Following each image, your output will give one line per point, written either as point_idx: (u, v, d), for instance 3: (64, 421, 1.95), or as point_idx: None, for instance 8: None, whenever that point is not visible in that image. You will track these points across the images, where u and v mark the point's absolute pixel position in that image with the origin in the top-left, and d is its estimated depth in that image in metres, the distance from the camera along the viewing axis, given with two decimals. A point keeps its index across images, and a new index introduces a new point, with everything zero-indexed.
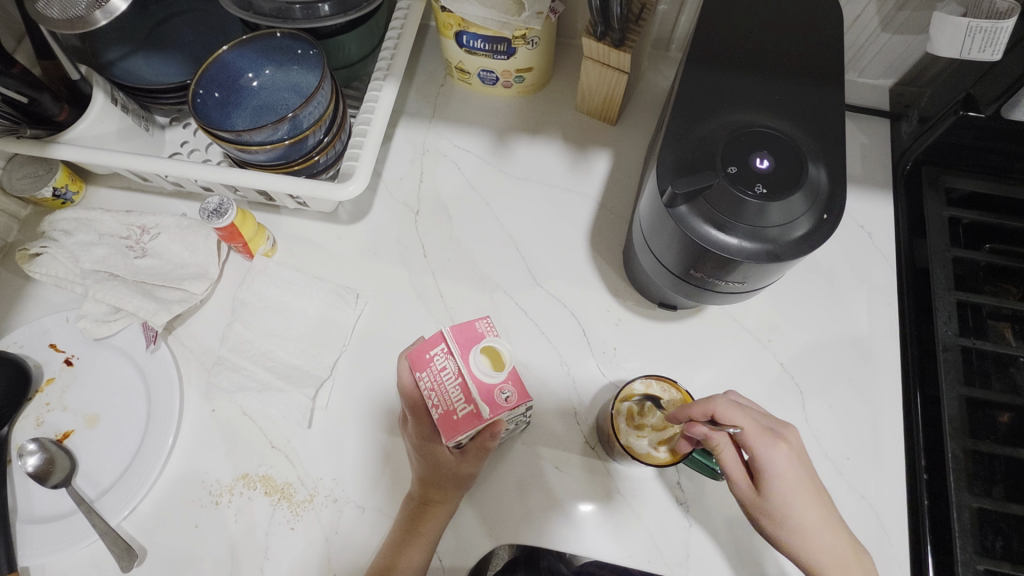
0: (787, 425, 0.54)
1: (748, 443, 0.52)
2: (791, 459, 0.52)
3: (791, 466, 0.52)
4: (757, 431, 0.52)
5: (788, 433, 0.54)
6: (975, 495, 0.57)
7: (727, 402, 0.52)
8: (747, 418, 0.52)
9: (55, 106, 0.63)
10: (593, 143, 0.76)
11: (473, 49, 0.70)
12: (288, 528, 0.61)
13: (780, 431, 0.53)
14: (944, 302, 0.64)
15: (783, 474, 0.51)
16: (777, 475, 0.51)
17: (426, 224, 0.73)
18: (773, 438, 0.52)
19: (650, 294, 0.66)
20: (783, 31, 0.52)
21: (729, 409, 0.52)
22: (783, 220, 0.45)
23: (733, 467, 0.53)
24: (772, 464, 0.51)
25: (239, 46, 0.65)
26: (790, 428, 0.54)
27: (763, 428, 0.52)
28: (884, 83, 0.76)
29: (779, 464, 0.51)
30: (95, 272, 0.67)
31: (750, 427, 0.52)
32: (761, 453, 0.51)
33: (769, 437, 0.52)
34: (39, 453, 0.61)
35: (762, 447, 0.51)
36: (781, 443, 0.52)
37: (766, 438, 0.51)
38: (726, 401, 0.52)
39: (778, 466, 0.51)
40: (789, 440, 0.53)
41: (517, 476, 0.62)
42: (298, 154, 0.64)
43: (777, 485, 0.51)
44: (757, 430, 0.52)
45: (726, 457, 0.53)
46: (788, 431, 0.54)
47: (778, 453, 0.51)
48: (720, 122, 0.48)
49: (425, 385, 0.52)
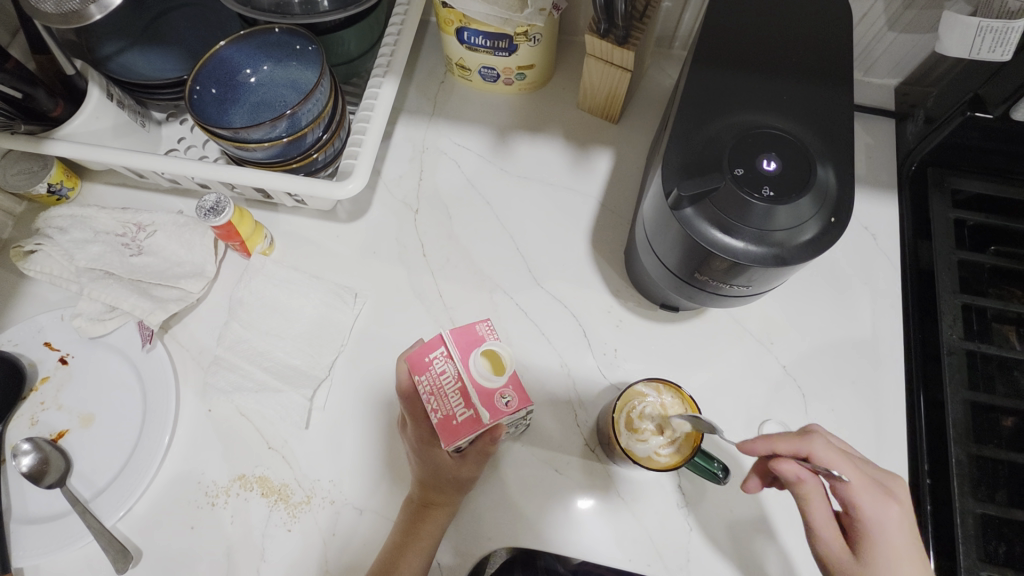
0: (896, 476, 0.50)
1: (849, 495, 0.47)
2: (900, 517, 0.47)
3: (897, 526, 0.46)
4: (863, 482, 0.47)
5: (896, 486, 0.49)
6: (978, 500, 0.56)
7: (828, 445, 0.48)
8: (851, 466, 0.48)
9: (49, 102, 0.62)
10: (595, 141, 0.75)
11: (474, 46, 0.69)
12: (285, 530, 0.60)
13: (888, 484, 0.49)
14: (950, 306, 0.63)
15: (890, 534, 0.46)
16: (881, 534, 0.46)
17: (426, 223, 0.72)
18: (881, 492, 0.47)
19: (652, 295, 0.66)
20: (790, 30, 0.51)
21: (830, 451, 0.48)
22: (790, 224, 0.44)
23: (821, 520, 0.47)
24: (878, 521, 0.46)
25: (236, 41, 0.64)
26: (898, 481, 0.50)
27: (871, 480, 0.48)
28: (889, 82, 0.75)
29: (887, 523, 0.46)
30: (90, 270, 0.66)
31: (856, 476, 0.47)
32: (863, 507, 0.47)
33: (878, 492, 0.47)
34: (34, 453, 0.60)
35: (867, 501, 0.47)
36: (889, 498, 0.47)
37: (871, 492, 0.47)
38: (824, 441, 0.48)
39: (886, 525, 0.46)
40: (898, 494, 0.48)
41: (517, 479, 0.61)
42: (296, 152, 0.63)
43: (880, 547, 0.46)
44: (865, 482, 0.47)
45: (815, 508, 0.47)
46: (897, 484, 0.49)
47: (885, 509, 0.47)
48: (726, 123, 0.47)
49: (424, 388, 0.51)
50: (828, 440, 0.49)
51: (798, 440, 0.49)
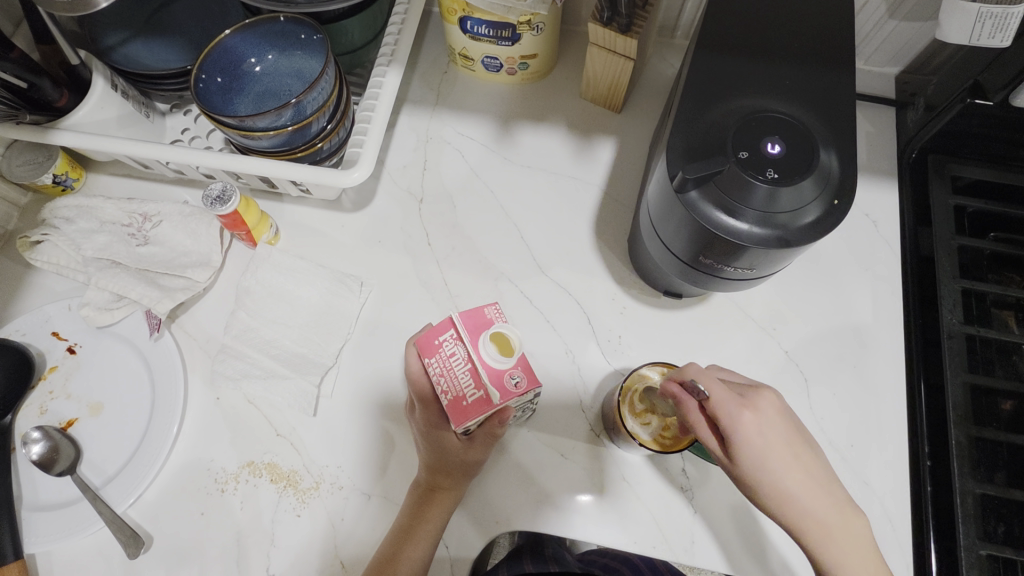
0: (761, 389, 0.50)
1: (711, 410, 0.48)
2: (761, 424, 0.47)
3: (762, 431, 0.47)
4: (724, 396, 0.48)
5: (759, 397, 0.49)
6: (978, 481, 0.57)
7: (698, 368, 0.51)
8: (714, 382, 0.49)
9: (54, 92, 0.62)
10: (598, 130, 0.75)
11: (477, 35, 0.69)
12: (294, 515, 0.61)
13: (752, 397, 0.49)
14: (950, 291, 0.64)
15: (752, 440, 0.47)
16: (746, 442, 0.47)
17: (430, 212, 0.73)
18: (738, 401, 0.48)
19: (655, 282, 0.66)
20: (794, 16, 0.51)
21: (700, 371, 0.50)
22: (793, 206, 0.45)
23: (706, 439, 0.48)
24: (736, 431, 0.47)
25: (241, 30, 0.64)
26: (766, 391, 0.50)
27: (727, 392, 0.48)
28: (890, 71, 0.75)
29: (745, 431, 0.47)
30: (97, 260, 0.67)
31: (716, 390, 0.48)
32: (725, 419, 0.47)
33: (734, 402, 0.47)
34: (44, 441, 0.61)
35: (725, 412, 0.47)
36: (744, 406, 0.48)
37: (732, 403, 0.47)
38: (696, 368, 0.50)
39: (744, 433, 0.46)
40: (760, 404, 0.49)
41: (523, 463, 0.62)
42: (302, 141, 0.63)
43: (746, 454, 0.47)
44: (726, 396, 0.48)
45: (701, 428, 0.48)
46: (761, 395, 0.49)
47: (740, 418, 0.47)
48: (731, 108, 0.48)
49: (434, 370, 0.52)
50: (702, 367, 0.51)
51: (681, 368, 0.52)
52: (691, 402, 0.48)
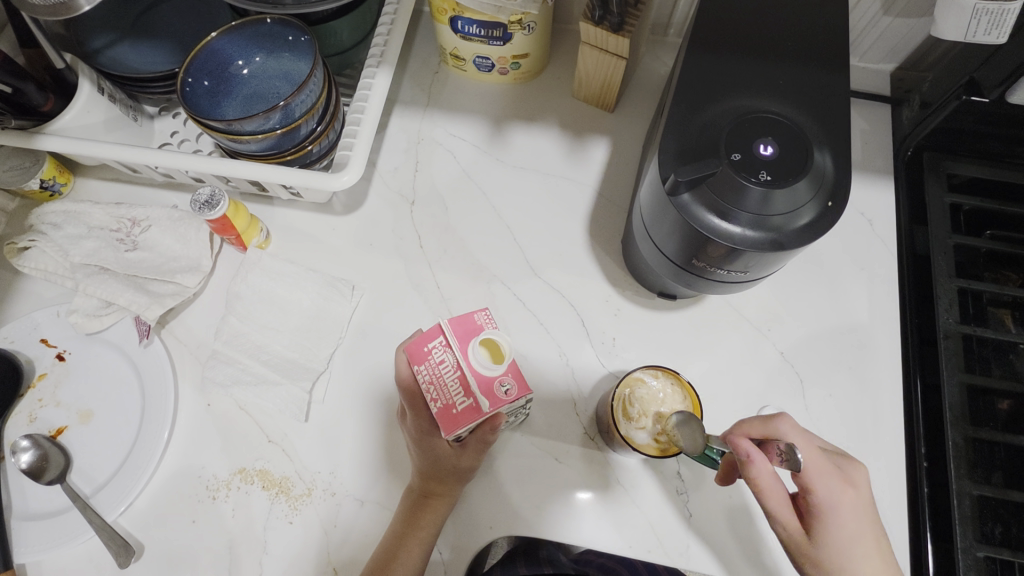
0: (854, 463, 0.53)
1: (806, 479, 0.50)
2: (853, 501, 0.50)
3: (855, 510, 0.50)
4: (822, 468, 0.50)
5: (853, 470, 0.52)
6: (976, 482, 0.57)
7: (790, 424, 0.52)
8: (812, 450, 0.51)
9: (40, 96, 0.62)
10: (591, 130, 0.74)
11: (468, 35, 0.69)
12: (287, 522, 0.60)
13: (848, 472, 0.52)
14: (946, 290, 0.63)
15: (844, 516, 0.49)
16: (835, 516, 0.49)
17: (422, 214, 0.72)
18: (837, 474, 0.51)
19: (649, 284, 0.66)
20: (786, 14, 0.51)
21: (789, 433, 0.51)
22: (787, 208, 0.44)
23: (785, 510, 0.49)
24: (832, 504, 0.49)
25: (228, 32, 0.63)
26: (859, 466, 0.53)
27: (827, 464, 0.51)
28: (885, 67, 0.74)
29: (840, 506, 0.49)
30: (86, 266, 0.66)
31: (812, 458, 0.50)
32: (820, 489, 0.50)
33: (834, 474, 0.50)
34: (33, 449, 0.60)
35: (821, 484, 0.50)
36: (844, 481, 0.51)
37: (833, 479, 0.50)
38: (788, 422, 0.52)
39: (837, 505, 0.49)
40: (857, 479, 0.52)
41: (518, 469, 0.61)
42: (290, 144, 0.62)
43: (831, 528, 0.49)
44: (823, 469, 0.50)
45: (769, 492, 0.48)
46: (855, 469, 0.53)
47: (836, 492, 0.50)
48: (723, 108, 0.47)
49: (423, 378, 0.51)
50: (792, 422, 0.52)
51: (766, 423, 0.53)
52: (760, 459, 0.48)
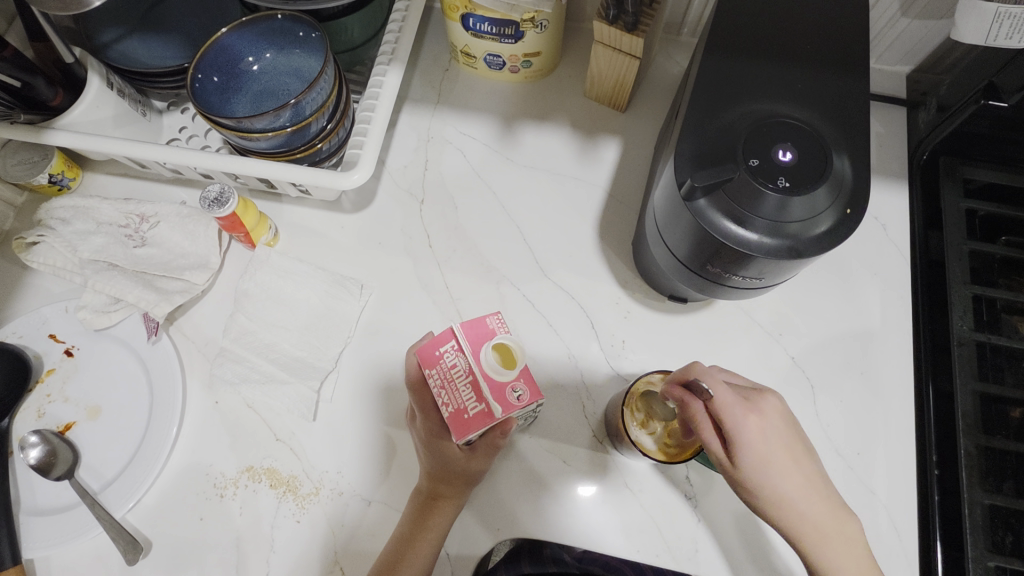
0: (765, 393, 0.52)
1: (718, 414, 0.49)
2: (760, 427, 0.49)
3: (766, 435, 0.49)
4: (731, 398, 0.49)
5: (765, 402, 0.51)
6: (988, 492, 0.57)
7: (706, 367, 0.52)
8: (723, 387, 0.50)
9: (49, 91, 0.61)
10: (602, 130, 0.74)
11: (479, 33, 0.68)
12: (294, 521, 0.60)
13: (756, 401, 0.51)
14: (960, 296, 0.63)
15: (755, 444, 0.48)
16: (751, 446, 0.48)
17: (431, 213, 0.71)
18: (740, 404, 0.49)
19: (660, 287, 0.65)
20: (806, 17, 0.50)
21: (706, 374, 0.51)
22: (805, 215, 0.43)
23: (712, 443, 0.49)
24: (743, 435, 0.48)
25: (238, 28, 0.63)
26: (772, 395, 0.51)
27: (733, 395, 0.49)
28: (901, 70, 0.74)
29: (751, 437, 0.48)
30: (94, 262, 0.66)
31: (722, 395, 0.49)
32: (731, 420, 0.49)
33: (738, 406, 0.49)
34: (41, 445, 0.60)
35: (733, 417, 0.48)
36: (748, 410, 0.49)
37: (736, 408, 0.49)
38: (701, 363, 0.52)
39: (747, 436, 0.48)
40: (766, 410, 0.50)
41: (524, 470, 0.61)
42: (301, 141, 0.62)
43: (749, 457, 0.48)
44: (733, 399, 0.49)
45: (704, 429, 0.49)
46: (765, 399, 0.51)
47: (752, 426, 0.49)
48: (741, 112, 0.46)
49: (435, 382, 0.51)
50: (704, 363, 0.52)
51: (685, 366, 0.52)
52: (695, 405, 0.49)
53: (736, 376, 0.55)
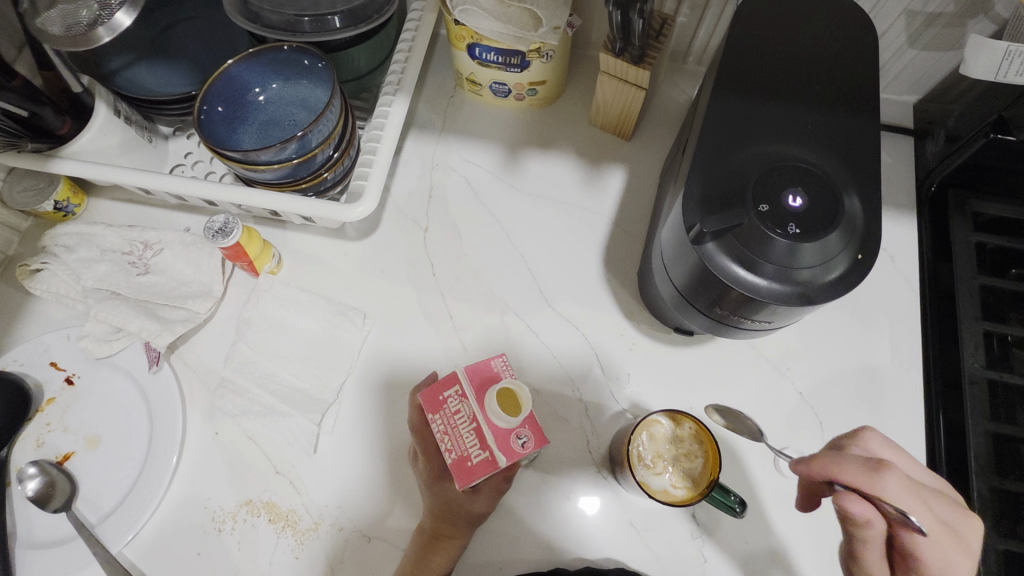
0: (972, 517, 0.42)
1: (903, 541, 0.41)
2: (962, 565, 0.41)
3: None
4: (942, 533, 0.40)
5: (968, 526, 0.42)
6: (1001, 536, 0.56)
7: (901, 481, 0.39)
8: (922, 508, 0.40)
9: (57, 120, 0.62)
10: (607, 158, 0.73)
11: (485, 62, 0.68)
12: (293, 557, 0.59)
13: (962, 528, 0.41)
14: (971, 333, 0.63)
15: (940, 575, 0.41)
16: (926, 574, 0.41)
17: (435, 242, 0.71)
18: (946, 535, 0.40)
19: (665, 319, 0.64)
20: (814, 56, 0.50)
21: (903, 495, 0.39)
22: (816, 261, 0.43)
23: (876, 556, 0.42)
24: (924, 565, 0.41)
25: (245, 59, 0.63)
26: (975, 519, 0.42)
27: (935, 525, 0.40)
28: (907, 99, 0.73)
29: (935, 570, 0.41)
30: (97, 290, 0.66)
31: (924, 520, 0.40)
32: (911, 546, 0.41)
33: (942, 535, 0.40)
34: (40, 476, 0.60)
35: (918, 547, 0.40)
36: (967, 553, 0.41)
37: (941, 542, 0.40)
38: (895, 476, 0.39)
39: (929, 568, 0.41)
40: (966, 537, 0.41)
41: (527, 507, 0.60)
42: (306, 172, 0.62)
43: None
44: (938, 532, 0.40)
45: (871, 545, 0.42)
46: (970, 524, 0.42)
47: (955, 561, 0.41)
48: (750, 154, 0.46)
49: (438, 428, 0.50)
50: (902, 474, 0.40)
51: (870, 473, 0.40)
52: (878, 523, 0.40)
53: (908, 463, 0.45)
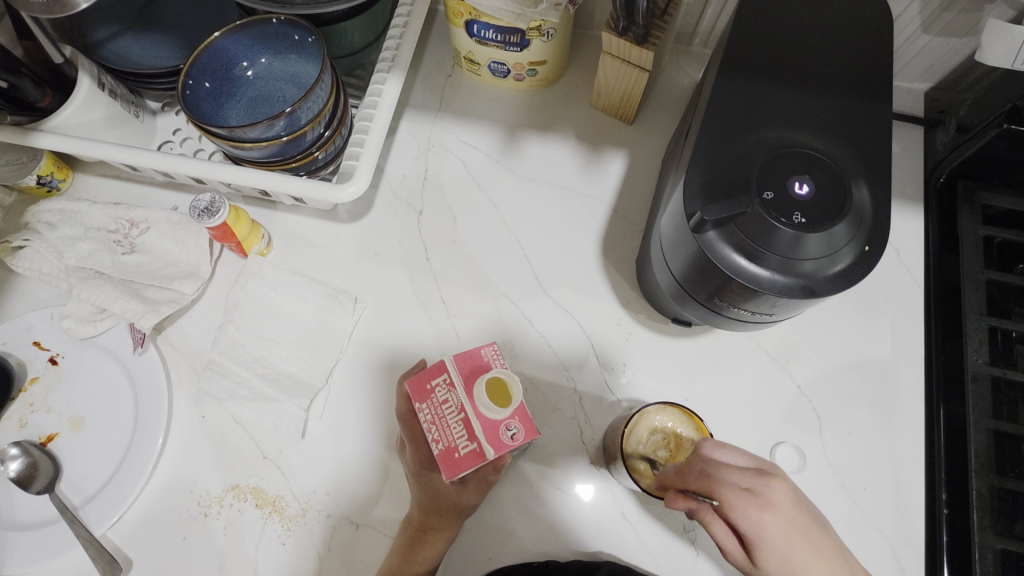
0: (768, 476, 0.45)
1: (727, 515, 0.44)
2: (776, 522, 0.43)
3: (781, 531, 0.43)
4: (734, 498, 0.43)
5: (771, 489, 0.44)
6: (999, 535, 0.56)
7: (698, 468, 0.45)
8: (716, 484, 0.44)
9: (36, 91, 0.60)
10: (607, 142, 0.71)
11: (484, 40, 0.65)
12: (279, 543, 0.58)
13: (763, 490, 0.44)
14: (976, 328, 0.62)
15: (772, 541, 0.43)
16: (763, 544, 0.43)
17: (430, 225, 0.69)
18: (753, 501, 0.43)
19: (663, 309, 0.63)
20: (828, 36, 0.47)
21: (712, 481, 0.45)
22: (821, 253, 0.42)
23: (727, 541, 0.45)
24: (757, 535, 0.43)
25: (233, 32, 0.60)
26: (775, 480, 0.45)
27: (734, 492, 0.43)
28: (919, 87, 0.71)
29: (768, 536, 0.43)
30: (81, 269, 0.64)
31: (726, 495, 0.44)
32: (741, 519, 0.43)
33: (749, 505, 0.43)
34: (22, 457, 0.58)
35: (743, 518, 0.43)
36: (760, 506, 0.43)
37: (741, 501, 0.43)
38: (702, 465, 0.45)
39: (763, 538, 0.43)
40: (775, 499, 0.44)
41: (518, 497, 0.59)
42: (296, 151, 0.60)
43: (768, 557, 0.43)
44: (737, 498, 0.43)
45: (717, 529, 0.45)
46: (771, 486, 0.44)
47: (756, 519, 0.43)
48: (756, 139, 0.44)
49: (425, 417, 0.50)
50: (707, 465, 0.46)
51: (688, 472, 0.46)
52: (704, 510, 0.45)
53: (731, 453, 0.48)
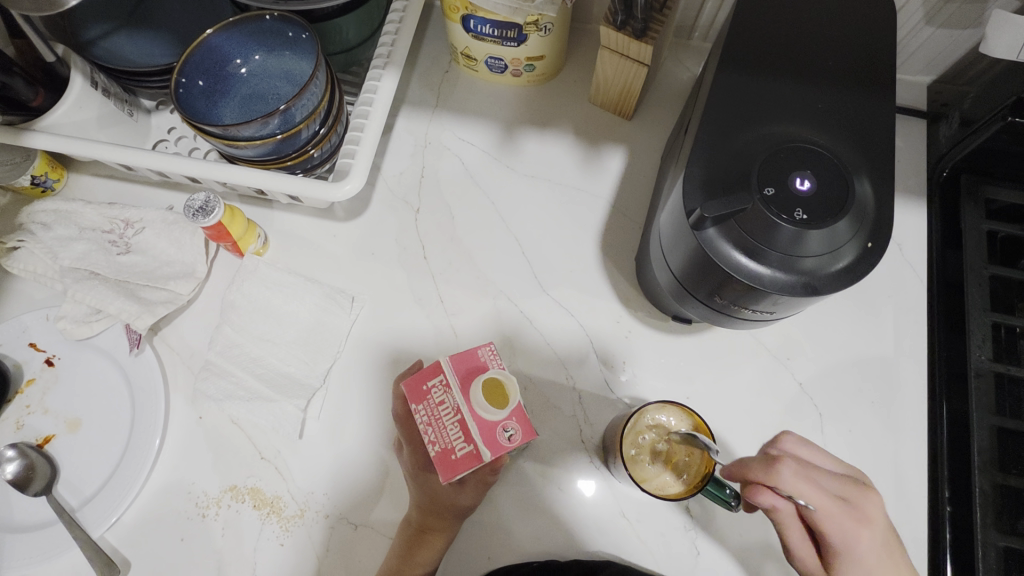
0: (867, 491, 0.46)
1: (814, 520, 0.45)
2: (870, 539, 0.45)
3: (873, 545, 0.45)
4: (828, 510, 0.44)
5: (869, 503, 0.46)
6: (1001, 533, 0.55)
7: (791, 469, 0.44)
8: (816, 492, 0.44)
9: (29, 91, 0.59)
10: (607, 139, 0.71)
11: (481, 35, 0.65)
12: (277, 544, 0.58)
13: (859, 503, 0.45)
14: (980, 324, 0.61)
15: (862, 555, 0.45)
16: (849, 554, 0.45)
17: (427, 223, 0.69)
18: (850, 513, 0.45)
19: (663, 306, 0.62)
20: (829, 28, 0.47)
21: (797, 481, 0.44)
22: (822, 250, 0.41)
23: (800, 544, 0.47)
24: (850, 546, 0.44)
25: (225, 29, 0.60)
26: (872, 493, 0.46)
27: (836, 505, 0.44)
28: (922, 79, 0.70)
29: (859, 550, 0.44)
30: (76, 270, 0.64)
31: (822, 502, 0.44)
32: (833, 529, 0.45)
33: (845, 516, 0.44)
34: (18, 459, 0.58)
35: (837, 528, 0.44)
36: (858, 522, 0.45)
37: (838, 514, 0.44)
38: (791, 467, 0.44)
39: (853, 549, 0.44)
40: (871, 514, 0.45)
41: (518, 497, 0.59)
42: (291, 149, 0.59)
43: (851, 568, 0.45)
44: (832, 507, 0.44)
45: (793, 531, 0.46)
46: (866, 499, 0.46)
47: (851, 531, 0.44)
48: (756, 134, 0.44)
49: (422, 418, 0.49)
50: (796, 464, 0.44)
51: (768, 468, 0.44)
52: (783, 507, 0.45)
53: (816, 456, 0.48)
